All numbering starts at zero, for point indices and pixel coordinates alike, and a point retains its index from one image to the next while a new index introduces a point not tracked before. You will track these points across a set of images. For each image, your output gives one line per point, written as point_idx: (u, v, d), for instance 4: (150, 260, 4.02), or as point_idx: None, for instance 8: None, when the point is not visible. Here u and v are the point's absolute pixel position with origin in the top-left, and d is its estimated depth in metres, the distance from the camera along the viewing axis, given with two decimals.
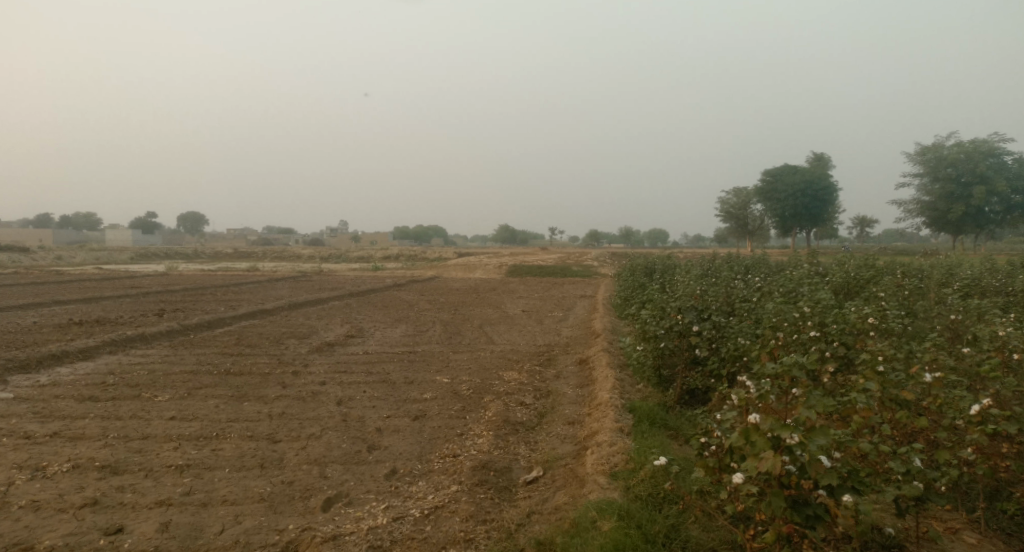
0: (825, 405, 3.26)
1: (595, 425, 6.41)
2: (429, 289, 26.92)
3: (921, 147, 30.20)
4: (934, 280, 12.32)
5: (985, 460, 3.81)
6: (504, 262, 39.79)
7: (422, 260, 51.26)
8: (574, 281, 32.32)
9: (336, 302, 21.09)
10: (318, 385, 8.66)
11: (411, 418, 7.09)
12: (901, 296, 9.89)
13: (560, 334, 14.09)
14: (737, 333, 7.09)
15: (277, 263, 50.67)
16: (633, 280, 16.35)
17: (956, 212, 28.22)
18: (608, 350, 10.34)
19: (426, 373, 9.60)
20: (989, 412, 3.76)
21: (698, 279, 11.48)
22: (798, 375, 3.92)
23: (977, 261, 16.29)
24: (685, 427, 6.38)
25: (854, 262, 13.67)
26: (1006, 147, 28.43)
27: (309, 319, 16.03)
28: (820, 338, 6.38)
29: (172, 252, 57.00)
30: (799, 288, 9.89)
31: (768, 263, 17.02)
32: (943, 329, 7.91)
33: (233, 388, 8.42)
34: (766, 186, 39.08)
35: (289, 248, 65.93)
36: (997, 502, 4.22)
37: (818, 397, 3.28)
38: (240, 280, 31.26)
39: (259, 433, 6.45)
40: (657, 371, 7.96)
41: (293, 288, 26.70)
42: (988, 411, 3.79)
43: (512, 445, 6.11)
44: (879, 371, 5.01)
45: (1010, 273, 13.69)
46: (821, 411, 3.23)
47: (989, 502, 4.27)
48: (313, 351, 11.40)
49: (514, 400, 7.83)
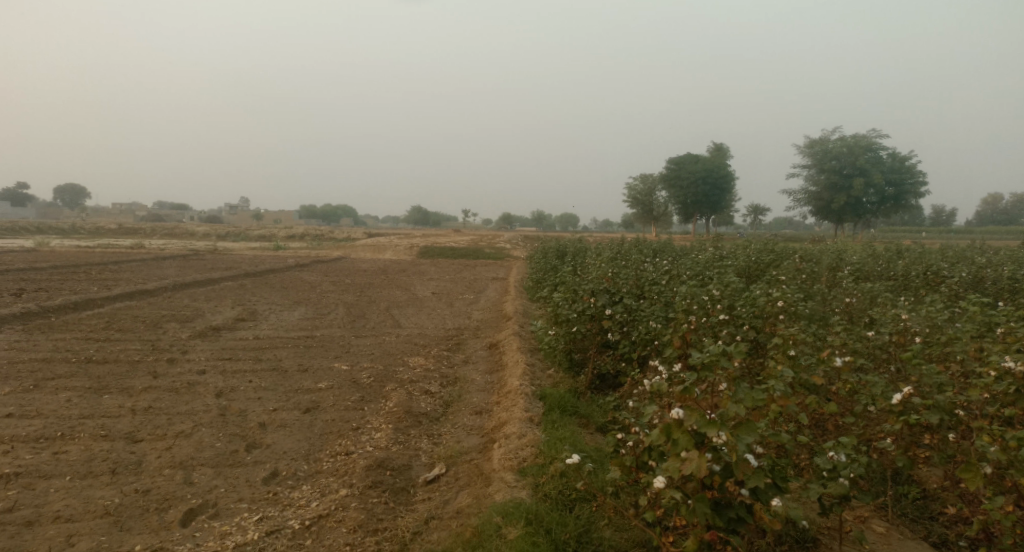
0: (753, 399, 2.98)
1: (504, 415, 6.00)
2: (334, 270, 25.62)
3: (810, 140, 32.04)
4: (826, 264, 12.88)
5: (900, 450, 3.72)
6: (415, 244, 38.77)
7: (329, 239, 49.30)
8: (486, 263, 31.98)
9: (230, 283, 19.49)
10: (196, 375, 7.71)
11: (302, 410, 6.40)
12: (799, 279, 10.18)
13: (470, 317, 13.62)
14: (648, 316, 6.91)
15: (166, 241, 46.81)
16: (545, 262, 16.13)
17: (839, 202, 30.27)
18: (519, 334, 9.99)
19: (323, 360, 8.83)
20: (911, 400, 3.62)
21: (609, 261, 11.35)
22: (721, 365, 3.66)
23: (861, 247, 17.36)
24: (596, 414, 6.14)
25: (754, 247, 14.10)
26: (883, 143, 30.60)
27: (196, 301, 14.62)
28: (730, 322, 6.29)
29: (43, 226, 51.08)
30: (707, 271, 9.93)
31: (674, 247, 17.34)
32: (840, 313, 8.13)
33: (93, 378, 7.31)
34: (671, 173, 40.34)
35: (183, 225, 61.42)
36: (898, 485, 4.21)
37: (746, 390, 3.00)
38: (121, 258, 28.40)
39: (115, 432, 5.52)
40: (568, 356, 7.67)
41: (181, 267, 24.55)
42: (909, 400, 3.66)
43: (412, 439, 5.59)
44: (791, 355, 4.92)
45: (890, 259, 14.60)
46: (749, 406, 2.95)
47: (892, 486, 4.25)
48: (196, 336, 10.27)
49: (418, 388, 7.28)
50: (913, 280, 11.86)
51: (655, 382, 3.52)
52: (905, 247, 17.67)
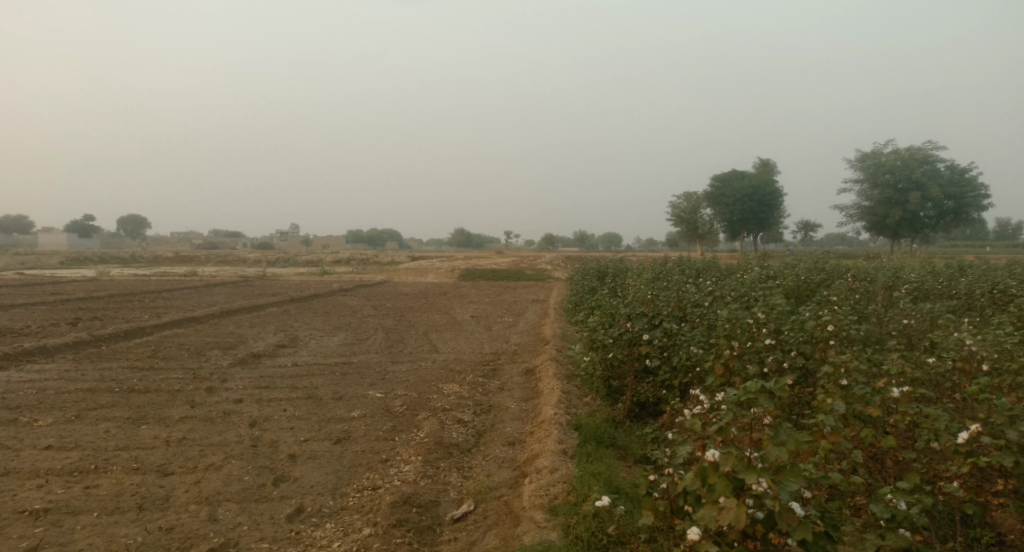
0: (798, 441, 2.68)
1: (536, 447, 5.76)
2: (376, 294, 25.88)
3: (861, 153, 30.88)
4: (882, 283, 12.19)
5: (973, 495, 3.33)
6: (457, 266, 38.95)
7: (374, 264, 50.12)
8: (526, 285, 31.81)
9: (275, 308, 19.86)
10: (233, 404, 7.74)
11: (333, 441, 6.31)
12: (852, 299, 9.63)
13: (508, 342, 13.43)
14: (689, 341, 6.60)
15: (219, 268, 48.31)
16: (585, 284, 15.84)
17: (894, 217, 28.99)
18: (556, 359, 9.74)
19: (358, 387, 8.77)
20: (982, 439, 3.25)
21: (649, 282, 11.01)
22: (764, 401, 3.36)
23: (920, 264, 16.45)
24: (634, 446, 5.85)
25: (804, 265, 13.49)
26: (940, 155, 29.23)
27: (240, 328, 14.89)
28: (776, 347, 5.92)
29: (106, 256, 53.55)
30: (752, 292, 9.50)
31: (719, 267, 16.79)
32: (897, 336, 7.63)
33: (132, 408, 7.41)
34: (715, 191, 39.50)
35: (235, 252, 63.59)
36: (968, 528, 3.79)
37: (789, 431, 2.70)
38: (175, 286, 29.42)
39: (148, 465, 5.53)
40: (606, 383, 7.37)
41: (230, 294, 25.17)
42: (979, 438, 3.28)
43: (442, 473, 5.41)
44: (842, 385, 4.57)
45: (952, 277, 13.76)
46: (794, 449, 2.65)
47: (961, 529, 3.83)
48: (236, 363, 10.39)
49: (450, 417, 7.12)
50: (977, 300, 11.09)
51: (690, 420, 3.24)
52: (969, 264, 16.64)
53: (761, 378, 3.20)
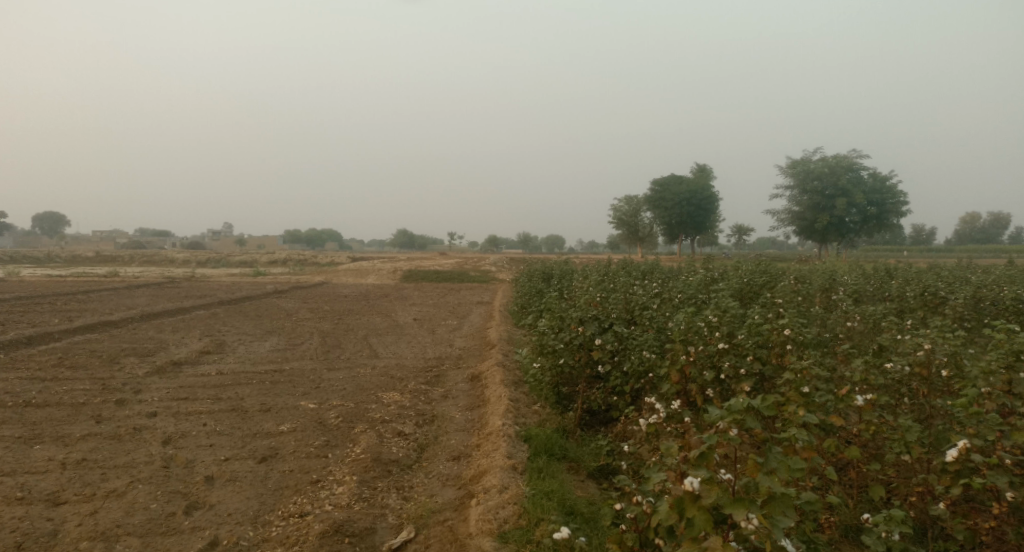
0: (791, 468, 2.39)
1: (483, 463, 5.35)
2: (314, 296, 24.81)
3: (791, 161, 31.97)
4: (820, 286, 12.41)
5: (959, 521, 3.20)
6: (399, 267, 38.00)
7: (312, 264, 48.44)
8: (470, 287, 31.28)
9: (203, 312, 18.65)
10: (146, 418, 6.98)
11: (257, 460, 5.70)
12: (796, 302, 9.69)
13: (452, 346, 12.95)
14: (642, 345, 6.32)
15: (144, 268, 45.68)
16: (530, 286, 15.53)
17: (822, 222, 30.10)
18: (502, 364, 9.36)
19: (289, 397, 8.10)
20: (970, 458, 3.16)
21: (597, 285, 10.80)
22: (743, 419, 3.09)
23: (852, 267, 16.99)
24: (587, 458, 5.56)
25: (746, 267, 13.59)
26: (863, 163, 30.60)
27: (162, 333, 13.75)
28: (731, 351, 5.71)
29: (17, 255, 49.68)
30: (700, 295, 9.41)
31: (662, 269, 16.80)
32: (842, 338, 7.66)
33: (25, 425, 6.53)
34: (655, 195, 40.14)
35: (163, 252, 60.14)
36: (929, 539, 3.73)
37: (782, 458, 2.40)
38: (93, 287, 27.37)
39: (36, 493, 4.78)
40: (555, 390, 7.00)
41: (153, 296, 23.50)
42: (968, 457, 3.19)
43: (380, 494, 4.92)
44: (805, 392, 4.37)
45: (883, 279, 14.20)
46: (787, 479, 2.36)
47: (922, 540, 3.76)
48: (154, 372, 9.49)
49: (390, 430, 6.61)
50: (910, 302, 11.39)
51: (664, 443, 2.93)
52: (895, 267, 17.28)
53: (745, 398, 2.91)
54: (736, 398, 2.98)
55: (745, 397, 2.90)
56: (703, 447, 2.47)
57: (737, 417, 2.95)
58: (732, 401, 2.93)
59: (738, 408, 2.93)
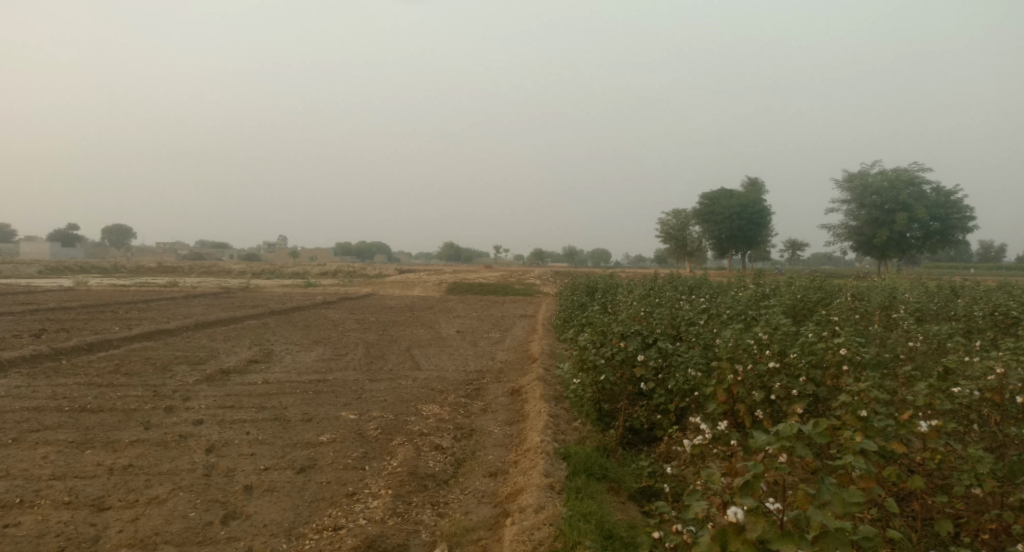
0: (845, 501, 2.19)
1: (520, 480, 5.21)
2: (360, 308, 25.19)
3: (848, 174, 30.80)
4: (879, 304, 11.80)
5: None
6: (444, 280, 38.29)
7: (359, 276, 49.34)
8: (514, 300, 31.21)
9: (254, 321, 19.15)
10: (191, 425, 7.12)
11: (295, 470, 5.72)
12: (853, 320, 9.21)
13: (494, 359, 12.85)
14: (687, 363, 6.08)
15: (201, 278, 47.42)
16: (573, 300, 15.33)
17: (881, 238, 28.81)
18: (543, 379, 9.21)
19: (330, 408, 8.16)
20: None
21: (642, 300, 10.55)
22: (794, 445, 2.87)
23: (914, 284, 16.13)
24: (628, 478, 5.35)
25: (799, 284, 13.05)
26: (925, 176, 29.21)
27: (213, 342, 14.14)
28: (782, 370, 5.42)
29: (86, 266, 52.36)
30: (749, 311, 9.05)
31: (710, 285, 16.33)
32: (903, 358, 7.22)
33: (79, 430, 6.76)
34: (703, 209, 39.33)
35: (220, 263, 62.37)
36: None
37: (835, 490, 2.20)
38: (153, 296, 28.48)
39: (83, 498, 4.90)
40: (597, 406, 6.81)
41: (207, 306, 24.33)
42: None
43: (414, 509, 4.84)
44: (862, 416, 4.10)
45: (949, 298, 13.41)
46: (842, 514, 2.16)
47: None
48: (203, 380, 9.74)
49: (428, 443, 6.54)
50: (979, 322, 10.69)
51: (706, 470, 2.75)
52: (963, 285, 16.32)
53: (796, 424, 2.70)
54: (786, 424, 2.78)
55: (796, 424, 2.69)
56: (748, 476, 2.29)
57: (787, 443, 2.75)
58: (782, 427, 2.73)
59: (788, 435, 2.72)
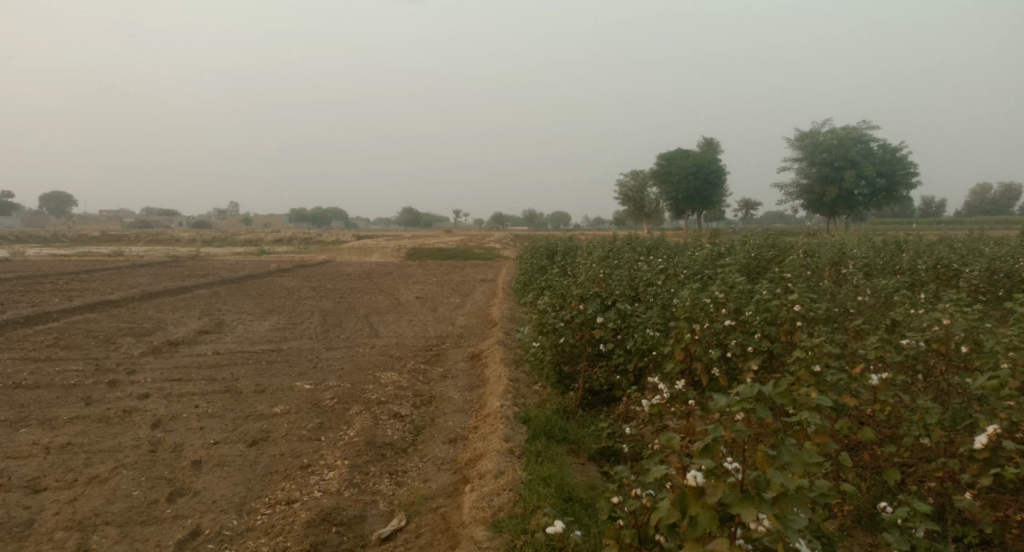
0: (806, 463, 2.13)
1: (480, 446, 5.15)
2: (317, 275, 24.65)
3: (800, 133, 31.30)
4: (830, 260, 12.09)
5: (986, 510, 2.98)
6: (404, 245, 37.77)
7: (316, 243, 48.32)
8: (475, 264, 31.04)
9: (205, 291, 18.52)
10: (137, 400, 6.82)
11: (248, 443, 5.53)
12: (805, 276, 9.40)
13: (454, 324, 12.75)
14: (645, 323, 6.07)
15: (149, 247, 45.63)
16: (533, 263, 15.26)
17: (831, 195, 29.56)
18: (503, 343, 9.16)
19: (285, 378, 7.94)
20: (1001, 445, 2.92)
21: (601, 261, 10.53)
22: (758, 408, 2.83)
23: (862, 239, 16.62)
24: (588, 440, 5.34)
25: (754, 242, 13.26)
26: (873, 134, 29.94)
27: (161, 313, 13.60)
28: (739, 328, 5.45)
29: (23, 235, 49.74)
30: (706, 270, 9.13)
31: (668, 244, 16.47)
32: (852, 311, 7.39)
33: (13, 408, 6.39)
34: (661, 170, 39.60)
35: (168, 230, 60.05)
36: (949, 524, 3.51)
37: (795, 451, 2.13)
38: (97, 267, 27.26)
39: (16, 480, 4.63)
40: (557, 369, 6.77)
41: (155, 275, 23.44)
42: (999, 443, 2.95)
43: (371, 479, 4.74)
44: (816, 371, 4.12)
45: (895, 252, 13.85)
46: (803, 477, 2.09)
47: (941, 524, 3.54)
48: (149, 352, 9.34)
49: (386, 411, 6.42)
50: (922, 275, 11.07)
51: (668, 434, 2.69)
52: (906, 239, 16.90)
53: (756, 385, 2.61)
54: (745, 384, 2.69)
55: (756, 384, 2.60)
56: (709, 439, 2.18)
57: (746, 404, 2.66)
58: (741, 387, 2.63)
59: (747, 395, 2.63)
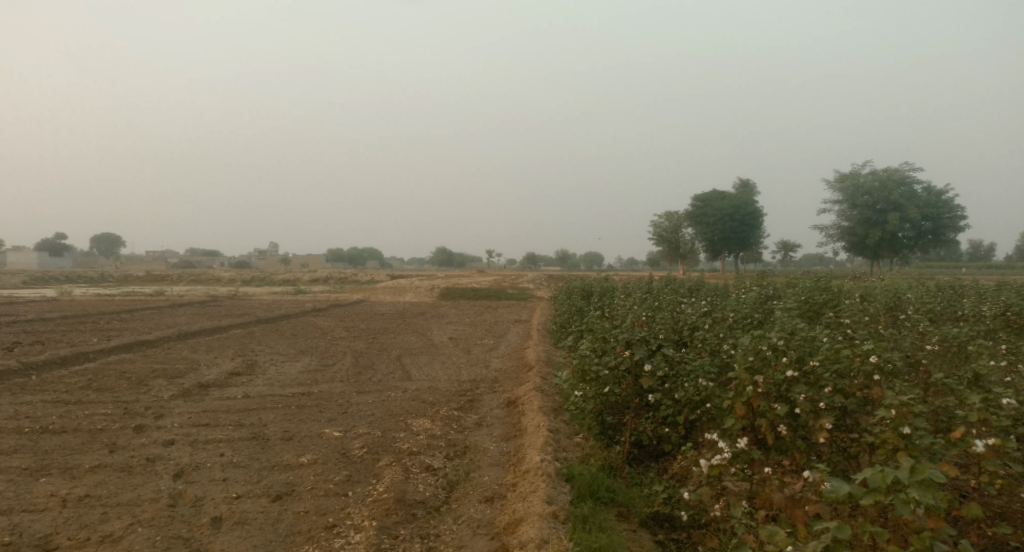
0: None
1: (520, 507, 4.71)
2: (350, 315, 24.56)
3: (839, 174, 30.42)
4: (886, 305, 11.36)
5: None
6: (437, 285, 37.69)
7: (352, 283, 48.77)
8: (507, 305, 30.67)
9: (239, 330, 18.53)
10: (162, 447, 6.56)
11: (271, 498, 5.17)
12: (865, 322, 8.77)
13: (488, 368, 12.32)
14: (699, 371, 5.58)
15: (190, 287, 46.64)
16: (569, 305, 14.82)
17: (873, 238, 28.53)
18: (541, 389, 8.71)
19: (314, 424, 7.61)
20: None
21: (641, 304, 10.06)
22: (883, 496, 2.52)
23: (915, 283, 15.72)
24: (638, 502, 4.85)
25: (803, 285, 12.60)
26: (917, 176, 28.96)
27: (194, 354, 13.50)
28: (805, 379, 4.91)
29: (71, 274, 51.50)
30: (757, 315, 8.59)
31: (708, 287, 15.86)
32: (922, 360, 6.77)
33: (38, 454, 6.20)
34: (696, 211, 38.98)
35: (209, 270, 61.63)
36: None
37: None
38: (137, 306, 27.72)
39: (28, 537, 4.35)
40: (599, 420, 6.29)
41: (193, 315, 23.65)
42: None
43: (401, 543, 4.32)
44: (906, 434, 3.61)
45: (955, 297, 12.97)
46: None
47: None
48: (179, 395, 9.17)
49: (418, 463, 6.01)
50: (991, 322, 10.27)
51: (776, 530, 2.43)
52: (963, 284, 15.93)
53: (888, 473, 2.46)
54: (873, 472, 2.55)
55: (888, 474, 2.44)
56: (829, 543, 2.14)
57: (877, 496, 2.51)
58: (870, 476, 2.49)
59: (878, 485, 2.48)
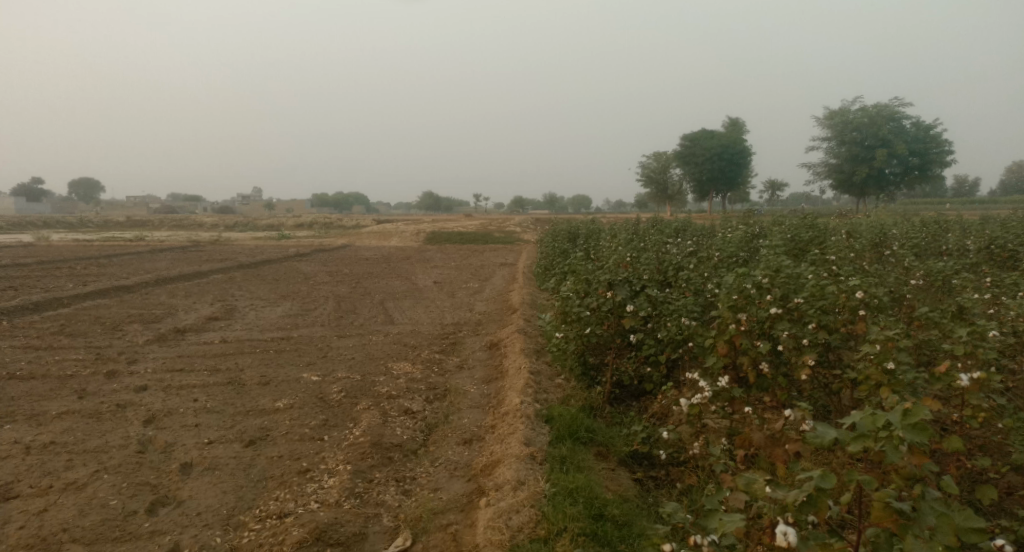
0: None
1: (498, 449, 4.62)
2: (335, 260, 24.21)
3: (829, 111, 29.91)
4: (873, 241, 11.24)
5: None
6: (423, 229, 37.28)
7: (337, 227, 48.15)
8: (494, 248, 30.44)
9: (220, 275, 18.20)
10: (134, 393, 6.40)
11: (243, 443, 5.05)
12: (851, 258, 8.65)
13: (472, 310, 12.19)
14: (682, 310, 5.44)
15: (173, 232, 45.92)
16: (554, 246, 14.60)
17: (861, 175, 28.30)
18: (524, 331, 8.60)
19: (292, 369, 7.47)
20: None
21: (626, 244, 9.88)
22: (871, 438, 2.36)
23: (902, 219, 15.60)
24: (618, 441, 4.77)
25: (789, 222, 12.43)
26: (907, 111, 28.53)
27: (173, 299, 13.23)
28: (789, 315, 4.77)
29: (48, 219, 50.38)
30: (742, 253, 8.43)
31: (694, 226, 15.66)
32: (908, 296, 6.68)
33: (4, 402, 6.01)
34: (685, 151, 38.42)
35: (191, 215, 60.57)
36: None
37: None
38: (116, 252, 27.22)
39: None
40: (581, 360, 6.18)
41: (174, 260, 23.26)
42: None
43: (374, 487, 4.23)
44: (890, 370, 3.49)
45: (940, 232, 12.88)
46: None
47: None
48: (155, 340, 8.97)
49: (396, 407, 5.90)
50: (976, 257, 10.19)
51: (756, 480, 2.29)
52: (949, 219, 15.85)
53: (878, 417, 2.30)
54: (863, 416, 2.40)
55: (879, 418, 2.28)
56: (810, 491, 2.03)
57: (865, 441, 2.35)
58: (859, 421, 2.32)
59: (866, 429, 2.33)
